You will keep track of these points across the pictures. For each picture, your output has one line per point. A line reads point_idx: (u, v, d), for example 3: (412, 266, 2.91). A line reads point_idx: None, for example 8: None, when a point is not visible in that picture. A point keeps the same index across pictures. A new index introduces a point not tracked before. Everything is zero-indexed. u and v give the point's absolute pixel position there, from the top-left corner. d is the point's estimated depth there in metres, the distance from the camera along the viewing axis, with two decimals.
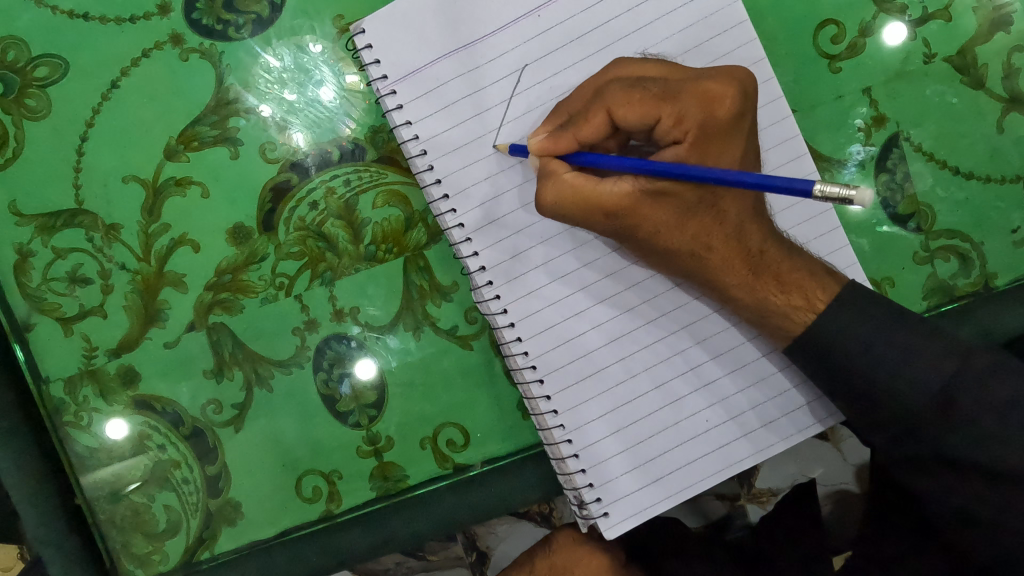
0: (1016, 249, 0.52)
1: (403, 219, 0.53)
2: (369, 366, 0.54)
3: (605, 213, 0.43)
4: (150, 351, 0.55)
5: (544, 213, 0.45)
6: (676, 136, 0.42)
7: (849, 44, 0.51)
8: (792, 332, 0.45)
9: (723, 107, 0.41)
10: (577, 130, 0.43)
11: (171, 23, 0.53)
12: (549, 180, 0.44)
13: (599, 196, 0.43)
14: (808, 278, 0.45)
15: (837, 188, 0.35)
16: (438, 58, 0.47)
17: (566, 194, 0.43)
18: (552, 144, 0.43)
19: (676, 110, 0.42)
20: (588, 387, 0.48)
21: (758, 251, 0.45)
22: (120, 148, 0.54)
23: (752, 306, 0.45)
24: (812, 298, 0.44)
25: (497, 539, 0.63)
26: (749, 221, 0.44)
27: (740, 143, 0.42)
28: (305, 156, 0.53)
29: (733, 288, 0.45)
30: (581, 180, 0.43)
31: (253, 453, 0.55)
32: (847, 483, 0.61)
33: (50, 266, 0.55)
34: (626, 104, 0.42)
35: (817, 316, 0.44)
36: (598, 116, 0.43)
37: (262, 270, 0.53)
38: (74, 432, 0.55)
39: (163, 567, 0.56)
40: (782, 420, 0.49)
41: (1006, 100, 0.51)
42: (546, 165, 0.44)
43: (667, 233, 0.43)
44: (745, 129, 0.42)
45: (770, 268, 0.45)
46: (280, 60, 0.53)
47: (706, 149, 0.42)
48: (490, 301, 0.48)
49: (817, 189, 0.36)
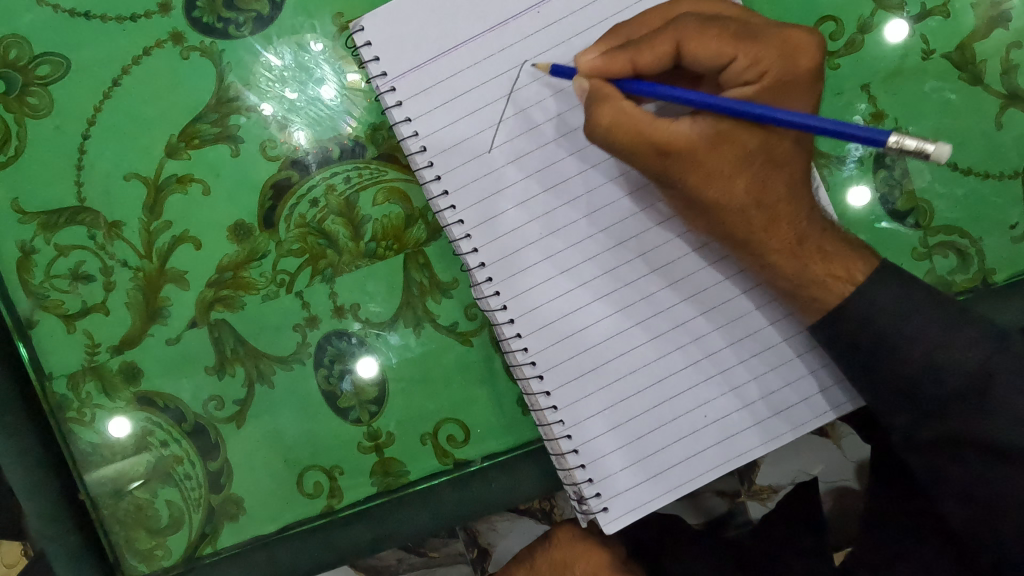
0: (1015, 245, 0.52)
1: (403, 216, 0.53)
2: (369, 364, 0.54)
3: (659, 149, 0.42)
4: (152, 347, 0.55)
5: (593, 138, 0.44)
6: (749, 79, 0.42)
7: (848, 41, 0.51)
8: (827, 304, 0.44)
9: (804, 60, 0.42)
10: (637, 54, 0.42)
11: (172, 21, 0.53)
12: (605, 104, 0.43)
13: (657, 131, 0.42)
14: (847, 250, 0.44)
15: (916, 142, 0.38)
16: (438, 55, 0.47)
17: (621, 122, 0.42)
18: (607, 64, 0.43)
19: (753, 52, 0.42)
20: (586, 383, 0.49)
21: (803, 217, 0.44)
22: (121, 146, 0.54)
23: (792, 275, 0.44)
24: (852, 270, 0.43)
25: (497, 535, 0.63)
26: (799, 183, 0.44)
27: (804, 101, 0.43)
28: (306, 155, 0.53)
29: (773, 253, 0.44)
30: (639, 111, 0.42)
31: (255, 449, 0.55)
32: (846, 479, 0.61)
33: (52, 263, 0.55)
34: (698, 39, 0.42)
35: (855, 287, 0.43)
36: (665, 46, 0.42)
37: (264, 267, 0.54)
38: (77, 428, 0.56)
39: (166, 563, 0.56)
40: (783, 414, 0.49)
41: (1005, 96, 0.51)
42: (600, 89, 0.43)
43: (721, 183, 0.43)
44: (816, 90, 0.43)
45: (811, 237, 0.44)
46: (281, 59, 0.53)
47: (773, 95, 0.42)
48: (490, 298, 0.48)
49: (892, 140, 0.39)
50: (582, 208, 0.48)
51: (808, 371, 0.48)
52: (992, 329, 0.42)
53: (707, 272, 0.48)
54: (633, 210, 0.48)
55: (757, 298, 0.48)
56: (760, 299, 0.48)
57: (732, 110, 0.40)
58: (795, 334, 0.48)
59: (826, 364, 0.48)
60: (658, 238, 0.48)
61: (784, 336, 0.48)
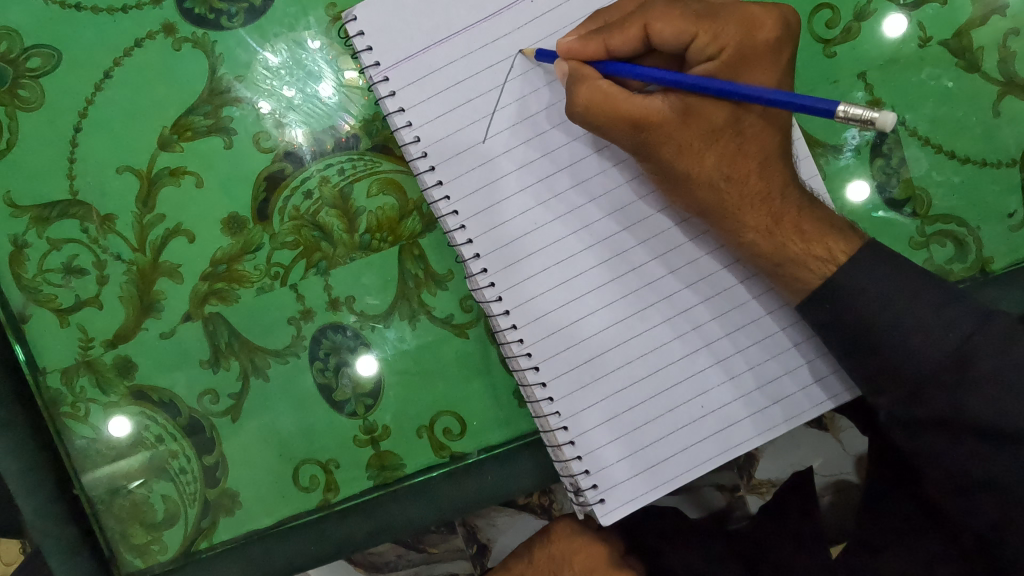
0: (1014, 234, 0.51)
1: (398, 207, 0.53)
2: (370, 361, 0.54)
3: (630, 123, 0.43)
4: (146, 341, 0.55)
5: (574, 118, 0.44)
6: (711, 54, 0.42)
7: (844, 28, 0.51)
8: (808, 283, 0.44)
9: (765, 32, 0.42)
10: (609, 37, 0.43)
11: (163, 12, 0.53)
12: (582, 83, 0.43)
13: (628, 107, 0.43)
14: (828, 229, 0.44)
15: (861, 110, 0.37)
16: (429, 45, 0.47)
17: (598, 100, 0.43)
18: (581, 47, 0.44)
19: (714, 28, 0.42)
20: (583, 374, 0.48)
21: (779, 194, 0.45)
22: (113, 138, 0.54)
23: (770, 254, 0.45)
24: (834, 251, 0.44)
25: (497, 531, 0.63)
26: (773, 159, 0.44)
27: (772, 75, 0.43)
28: (305, 153, 0.53)
29: (751, 231, 0.45)
30: (613, 88, 0.43)
31: (251, 443, 0.55)
32: (846, 472, 0.60)
33: (45, 257, 0.55)
34: (665, 20, 0.42)
35: (837, 267, 0.43)
36: (634, 29, 0.43)
37: (257, 260, 0.53)
38: (72, 423, 0.55)
39: (162, 558, 0.56)
40: (778, 405, 0.48)
41: (1003, 84, 0.51)
42: (578, 69, 0.44)
43: (690, 158, 0.44)
44: (781, 62, 0.43)
45: (788, 215, 0.45)
46: (278, 57, 0.53)
47: (740, 69, 0.42)
48: (484, 289, 0.48)
49: (839, 111, 0.37)
50: (575, 199, 0.48)
51: (801, 362, 0.48)
52: (989, 315, 0.41)
53: (700, 263, 0.48)
54: (626, 201, 0.48)
55: (751, 289, 0.48)
56: (753, 290, 0.48)
57: (695, 86, 0.41)
58: (788, 325, 0.48)
59: (819, 355, 0.48)
60: (652, 230, 0.48)
61: (779, 327, 0.48)
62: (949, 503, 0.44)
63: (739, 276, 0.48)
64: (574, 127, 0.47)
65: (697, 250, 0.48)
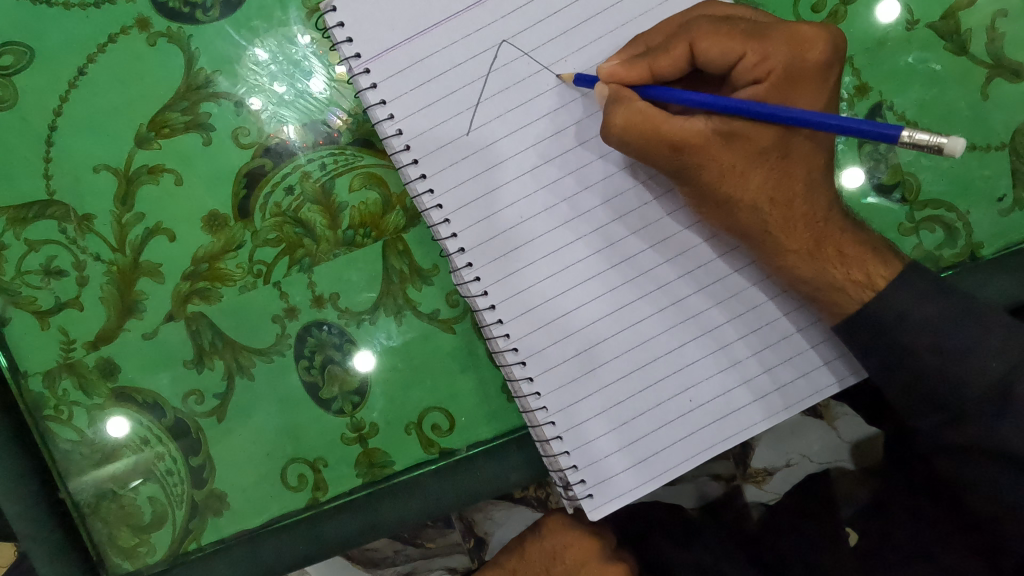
0: (1004, 218, 0.51)
1: (381, 202, 0.52)
2: (371, 357, 0.53)
3: (671, 145, 0.43)
4: (128, 342, 0.54)
5: (609, 140, 0.44)
6: (758, 76, 0.43)
7: (830, 12, 0.51)
8: (845, 308, 0.44)
9: (813, 53, 0.42)
10: (654, 60, 0.43)
11: (137, 7, 0.52)
12: (620, 105, 0.43)
13: (670, 130, 0.42)
14: (868, 254, 0.45)
15: (928, 136, 0.37)
16: (412, 36, 0.46)
17: (636, 121, 0.42)
18: (625, 71, 0.43)
19: (761, 49, 0.42)
20: (571, 369, 0.48)
21: (822, 217, 0.45)
22: (89, 137, 0.53)
23: (811, 278, 0.45)
24: (872, 275, 0.44)
25: (494, 524, 0.63)
26: (816, 180, 0.45)
27: (818, 99, 0.43)
28: (296, 148, 0.52)
29: (791, 253, 0.45)
30: (652, 111, 0.42)
31: (237, 443, 0.54)
32: (840, 459, 0.60)
33: (23, 259, 0.54)
34: (710, 38, 0.42)
35: (876, 292, 0.44)
36: (680, 49, 0.43)
37: (239, 258, 0.53)
38: (55, 427, 0.55)
39: (150, 560, 0.55)
40: (776, 394, 0.48)
41: (991, 66, 0.50)
42: (617, 92, 0.43)
43: (732, 178, 0.44)
44: (826, 85, 0.43)
45: (829, 239, 0.45)
46: (267, 52, 0.52)
47: (788, 91, 0.43)
48: (469, 284, 0.47)
49: (904, 135, 0.38)
50: (565, 188, 0.47)
51: (801, 349, 0.48)
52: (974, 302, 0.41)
53: (694, 252, 0.47)
54: (618, 190, 0.47)
55: (748, 277, 0.47)
56: (752, 278, 0.47)
57: (746, 110, 0.41)
58: (789, 312, 0.48)
59: (822, 341, 0.48)
60: (643, 219, 0.47)
61: (777, 315, 0.48)
62: (946, 469, 0.44)
63: (733, 265, 0.47)
64: (562, 118, 0.46)
65: (690, 240, 0.47)
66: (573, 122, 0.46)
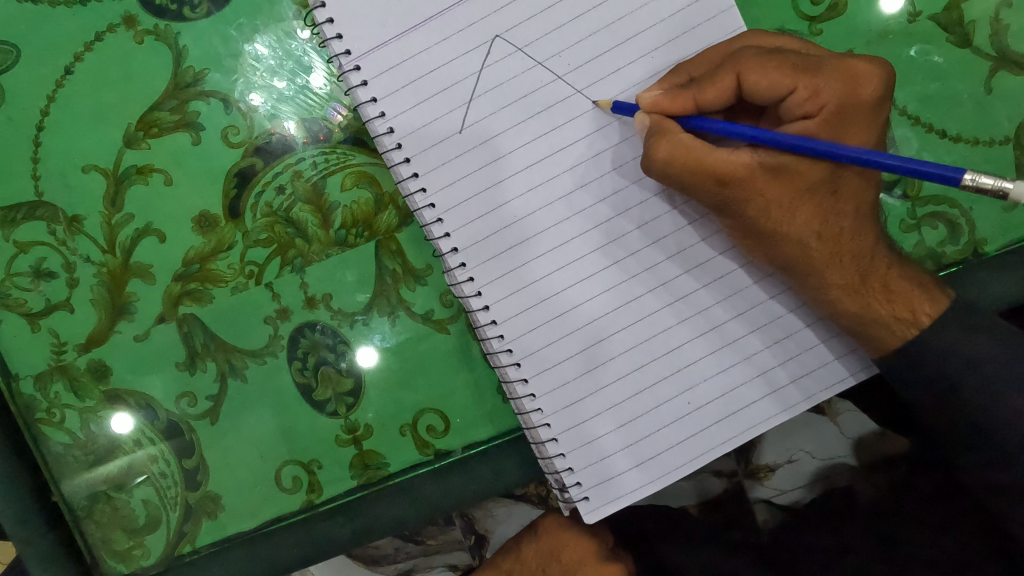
0: (1008, 214, 0.50)
1: (373, 201, 0.51)
2: (369, 355, 0.52)
3: (716, 179, 0.42)
4: (118, 343, 0.53)
5: (649, 172, 0.43)
6: (808, 111, 0.42)
7: (830, 4, 0.50)
8: (891, 345, 0.44)
9: (867, 88, 0.41)
10: (699, 92, 0.42)
11: (125, 5, 0.51)
12: (662, 138, 0.42)
13: (714, 162, 0.42)
14: (915, 289, 0.44)
15: (992, 179, 0.37)
16: (404, 31, 0.45)
17: (679, 154, 0.42)
18: (667, 102, 0.43)
19: (813, 83, 0.41)
20: (567, 369, 0.47)
21: (869, 254, 0.44)
22: (79, 136, 0.52)
23: (855, 313, 0.44)
24: (917, 312, 0.44)
25: (495, 521, 0.61)
26: (865, 215, 0.44)
27: (868, 135, 0.42)
28: (295, 146, 0.51)
29: (835, 288, 0.44)
30: (695, 142, 0.42)
31: (230, 445, 0.54)
32: (842, 457, 0.57)
33: (13, 261, 0.53)
34: (759, 70, 0.41)
35: (920, 330, 0.43)
36: (726, 80, 0.42)
37: (230, 259, 0.52)
38: (48, 430, 0.55)
39: (144, 563, 0.55)
40: (791, 387, 0.47)
41: (996, 59, 0.49)
42: (659, 123, 0.43)
43: (778, 213, 0.43)
44: (879, 118, 0.43)
45: (875, 274, 0.45)
46: (266, 47, 0.51)
47: (839, 128, 0.42)
48: (463, 284, 0.47)
49: (966, 179, 0.37)
50: (562, 184, 0.46)
51: (811, 345, 0.47)
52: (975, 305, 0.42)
53: (692, 251, 0.46)
54: (617, 186, 0.46)
55: (751, 275, 0.46)
56: (753, 276, 0.46)
57: (793, 146, 0.40)
58: (796, 309, 0.47)
59: (833, 335, 0.47)
60: (642, 216, 0.46)
61: (783, 313, 0.47)
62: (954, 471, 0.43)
63: (736, 262, 0.46)
64: (557, 114, 0.46)
65: (690, 238, 0.46)
66: (570, 119, 0.46)
